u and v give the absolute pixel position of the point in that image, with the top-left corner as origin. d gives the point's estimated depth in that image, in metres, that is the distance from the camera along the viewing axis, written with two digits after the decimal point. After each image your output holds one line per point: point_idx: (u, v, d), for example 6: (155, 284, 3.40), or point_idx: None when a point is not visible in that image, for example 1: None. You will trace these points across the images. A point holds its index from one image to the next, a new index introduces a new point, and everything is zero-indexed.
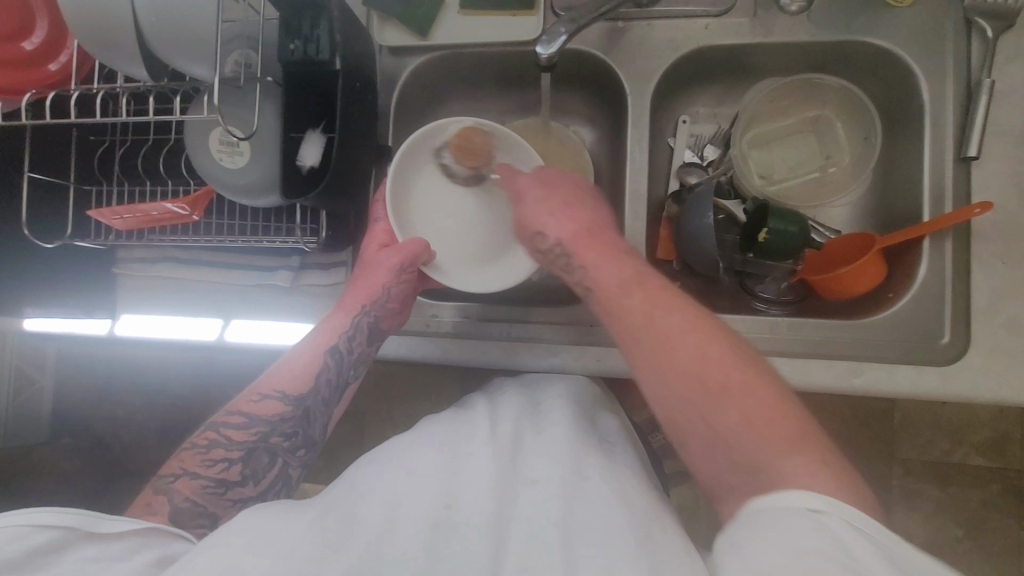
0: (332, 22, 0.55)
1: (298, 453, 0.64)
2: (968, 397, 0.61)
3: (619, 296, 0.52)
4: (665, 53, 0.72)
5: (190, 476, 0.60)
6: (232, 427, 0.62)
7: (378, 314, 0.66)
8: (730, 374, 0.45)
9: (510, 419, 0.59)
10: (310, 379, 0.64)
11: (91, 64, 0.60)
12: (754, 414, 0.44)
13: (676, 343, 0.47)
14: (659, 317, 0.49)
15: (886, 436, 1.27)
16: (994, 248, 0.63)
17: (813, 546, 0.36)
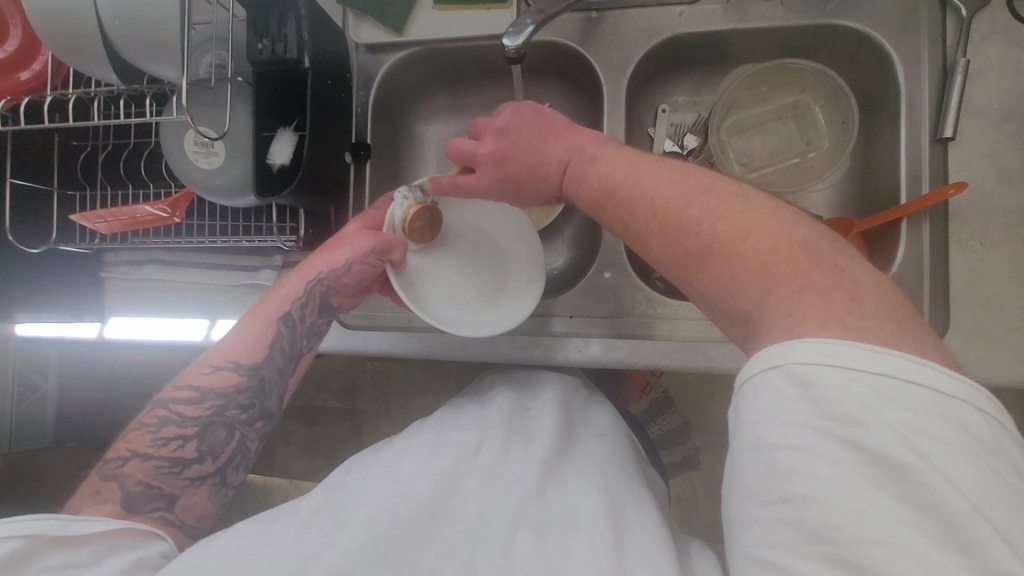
0: (300, 20, 0.56)
1: (255, 425, 0.62)
2: None
3: (609, 185, 0.48)
4: (640, 42, 0.72)
5: (140, 459, 0.56)
6: (183, 402, 0.59)
7: (333, 286, 0.66)
8: (730, 228, 0.39)
9: (496, 425, 0.60)
10: (265, 347, 0.63)
11: (66, 71, 0.62)
12: (760, 248, 0.37)
13: (665, 188, 0.43)
14: (641, 179, 0.45)
15: None
16: (972, 229, 0.63)
17: (812, 431, 0.31)
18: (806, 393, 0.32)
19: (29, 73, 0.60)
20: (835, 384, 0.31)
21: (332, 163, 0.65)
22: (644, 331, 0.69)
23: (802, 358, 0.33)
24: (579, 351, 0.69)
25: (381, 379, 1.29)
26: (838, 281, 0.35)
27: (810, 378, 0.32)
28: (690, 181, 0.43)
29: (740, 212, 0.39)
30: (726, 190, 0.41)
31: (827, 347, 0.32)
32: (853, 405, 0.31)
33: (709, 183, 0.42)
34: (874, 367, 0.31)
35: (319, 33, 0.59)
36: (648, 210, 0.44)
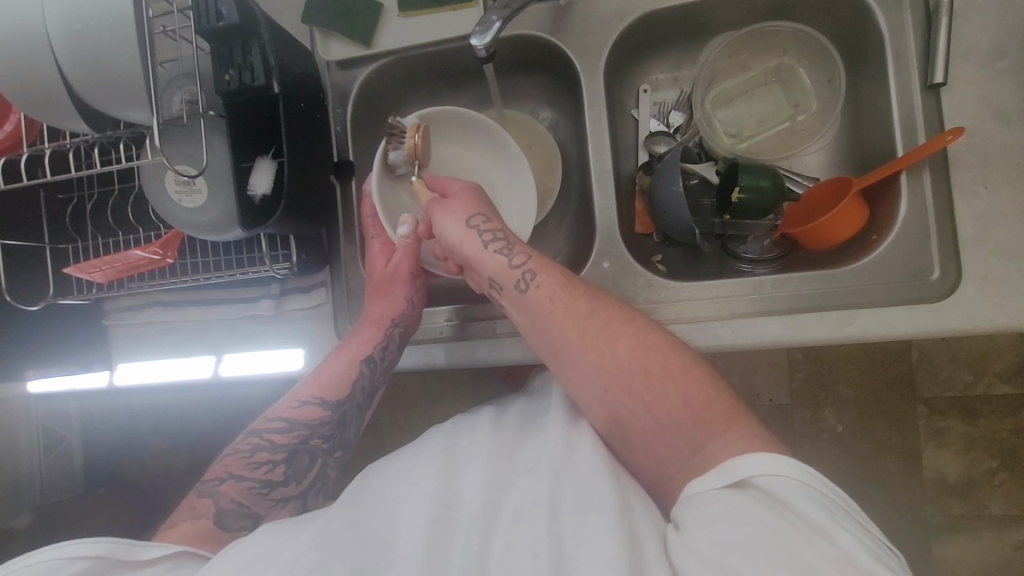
0: (265, 46, 0.54)
1: (336, 453, 0.68)
2: (966, 330, 0.59)
3: (561, 304, 0.56)
4: (612, 24, 0.70)
5: (235, 479, 0.62)
6: (275, 431, 0.65)
7: (406, 323, 0.68)
8: (668, 366, 0.53)
9: (510, 426, 0.57)
10: (347, 387, 0.66)
11: (38, 127, 0.62)
12: (688, 399, 0.52)
13: (619, 350, 0.54)
14: (609, 343, 0.54)
15: (907, 379, 1.25)
16: (974, 173, 0.60)
17: (749, 518, 0.41)
18: (766, 496, 0.43)
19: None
20: (778, 480, 0.44)
21: (315, 184, 0.64)
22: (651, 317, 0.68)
23: (754, 472, 0.45)
24: None
25: (398, 392, 1.29)
26: (729, 415, 0.51)
27: (762, 480, 0.44)
28: (641, 366, 0.53)
29: (678, 389, 0.52)
30: (677, 364, 0.53)
31: (762, 456, 0.46)
32: (792, 493, 0.43)
33: (664, 354, 0.53)
34: (792, 468, 0.45)
35: (284, 56, 0.58)
36: (610, 372, 0.54)
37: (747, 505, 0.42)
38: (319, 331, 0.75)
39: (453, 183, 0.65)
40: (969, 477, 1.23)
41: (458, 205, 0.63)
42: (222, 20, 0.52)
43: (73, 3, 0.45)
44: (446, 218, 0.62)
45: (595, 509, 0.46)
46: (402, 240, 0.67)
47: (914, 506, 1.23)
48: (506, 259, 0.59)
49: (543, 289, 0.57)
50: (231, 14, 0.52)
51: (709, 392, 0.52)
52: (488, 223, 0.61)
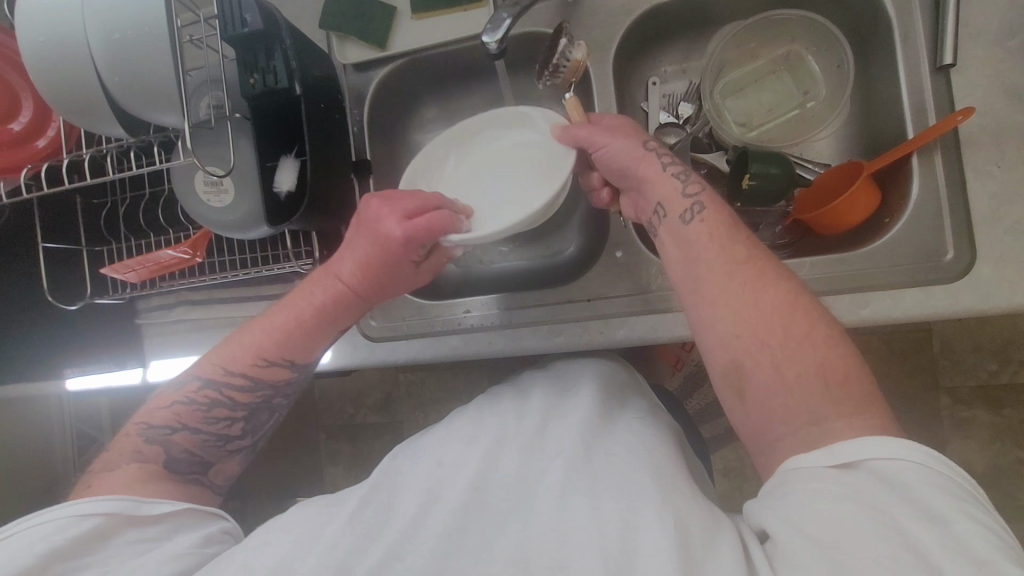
0: (286, 50, 0.57)
1: (293, 405, 0.67)
2: (981, 310, 0.59)
3: (691, 248, 0.55)
4: (619, 18, 0.72)
5: (189, 431, 0.60)
6: (236, 388, 0.61)
7: (387, 300, 0.68)
8: (814, 335, 0.48)
9: (534, 417, 0.59)
10: (319, 351, 0.64)
11: (77, 133, 0.65)
12: (828, 371, 0.47)
13: (771, 300, 0.50)
14: (748, 287, 0.51)
15: (927, 368, 1.24)
16: (987, 153, 0.61)
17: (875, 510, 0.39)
18: (884, 478, 0.41)
19: (45, 140, 0.63)
20: (896, 465, 0.41)
21: (334, 184, 0.67)
22: (665, 305, 0.69)
23: (870, 454, 0.42)
24: (602, 333, 0.69)
25: (416, 388, 1.33)
26: (862, 405, 0.45)
27: (878, 463, 0.42)
28: (790, 335, 0.48)
29: (820, 364, 0.47)
30: (826, 356, 0.47)
31: (880, 439, 0.43)
32: (911, 479, 0.40)
33: (820, 330, 0.48)
34: (912, 452, 0.42)
35: (304, 59, 0.61)
36: (770, 318, 0.49)
37: (864, 488, 0.40)
38: None
39: (608, 120, 0.65)
40: (996, 466, 1.22)
41: (620, 131, 0.62)
42: (246, 26, 0.55)
43: (109, 13, 0.48)
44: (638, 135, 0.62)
45: (630, 495, 0.47)
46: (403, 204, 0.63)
47: None
48: (680, 186, 0.59)
49: (707, 226, 0.56)
50: (255, 20, 0.54)
51: (838, 378, 0.46)
52: (665, 155, 0.61)
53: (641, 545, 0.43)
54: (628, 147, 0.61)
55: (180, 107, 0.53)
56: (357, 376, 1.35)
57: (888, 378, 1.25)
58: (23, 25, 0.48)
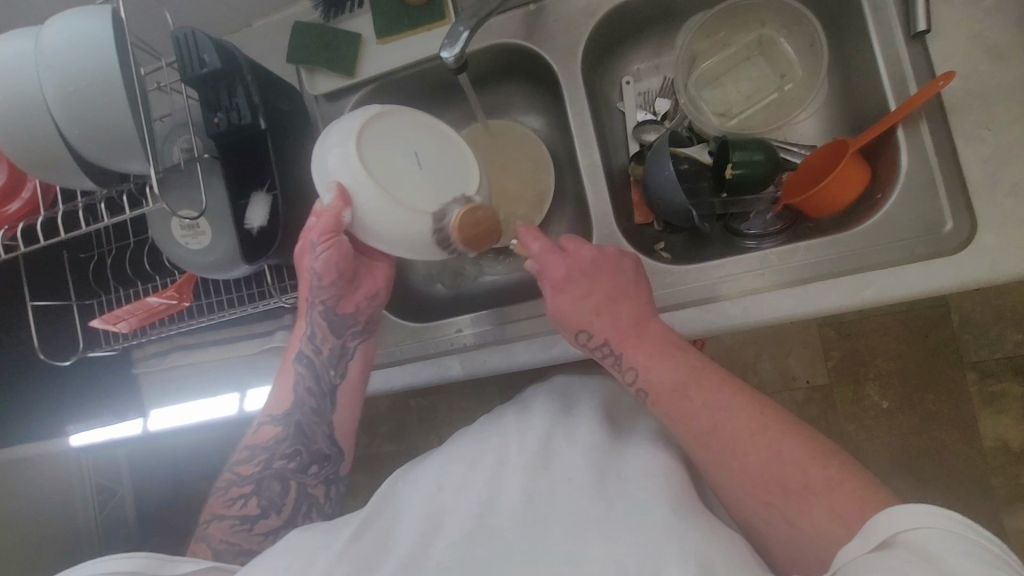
0: (248, 85, 0.57)
1: (310, 470, 0.65)
2: (988, 280, 0.57)
3: (680, 397, 0.53)
4: (583, 21, 0.71)
5: (219, 520, 0.63)
6: (241, 462, 0.65)
7: (325, 302, 0.65)
8: (811, 473, 0.47)
9: (531, 435, 0.57)
10: (290, 394, 0.66)
11: (54, 191, 0.65)
12: (839, 504, 0.45)
13: (751, 464, 0.49)
14: (728, 428, 0.51)
15: (949, 344, 1.20)
16: (975, 117, 0.58)
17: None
18: (912, 548, 0.38)
19: (19, 202, 0.63)
20: (927, 534, 0.39)
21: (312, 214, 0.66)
22: (659, 305, 0.67)
23: (896, 528, 0.40)
24: None
25: (429, 413, 1.31)
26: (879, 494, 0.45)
27: (910, 537, 0.39)
28: (797, 492, 0.47)
29: (826, 499, 0.46)
30: (828, 477, 0.47)
31: (906, 509, 0.41)
32: (941, 548, 0.37)
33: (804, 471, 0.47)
34: (947, 523, 0.39)
35: (268, 95, 0.61)
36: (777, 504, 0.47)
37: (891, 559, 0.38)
38: None
39: (585, 251, 0.60)
40: None
41: (581, 284, 0.58)
42: (205, 66, 0.55)
43: (61, 67, 0.48)
44: (595, 285, 0.59)
45: (639, 519, 0.45)
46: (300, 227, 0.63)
47: (978, 480, 1.16)
48: (620, 374, 0.58)
49: (662, 397, 0.54)
50: (213, 59, 0.54)
51: (845, 494, 0.45)
52: (594, 337, 0.58)
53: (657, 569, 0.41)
54: (570, 321, 0.59)
55: (144, 153, 0.52)
56: (369, 406, 1.34)
57: (911, 359, 1.21)
58: None
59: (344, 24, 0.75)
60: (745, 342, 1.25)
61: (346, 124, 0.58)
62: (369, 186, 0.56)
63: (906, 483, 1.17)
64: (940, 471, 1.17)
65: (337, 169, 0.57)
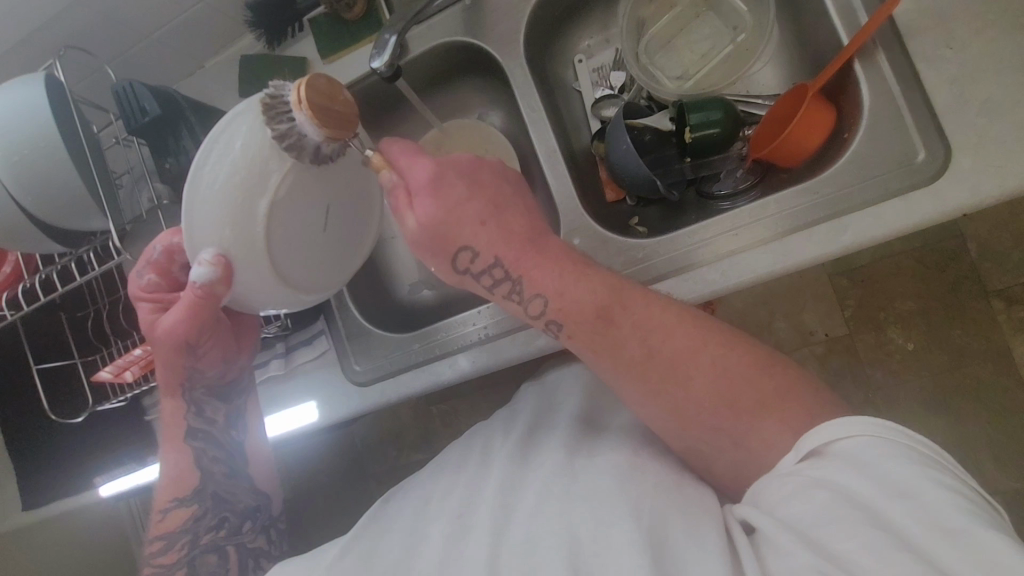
0: (192, 127, 0.58)
1: (245, 527, 0.66)
2: (970, 205, 0.54)
3: (600, 316, 0.50)
4: (521, 7, 0.70)
5: None
6: (160, 552, 0.64)
7: (202, 381, 0.65)
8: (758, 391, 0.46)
9: (508, 440, 0.56)
10: (192, 470, 0.65)
11: (35, 260, 0.69)
12: (791, 419, 0.45)
13: (695, 383, 0.48)
14: (667, 347, 0.49)
15: (969, 275, 1.14)
16: (935, 38, 0.55)
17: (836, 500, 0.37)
18: (847, 459, 0.39)
19: (1, 274, 0.67)
20: (857, 443, 0.40)
21: None
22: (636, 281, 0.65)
23: (833, 439, 0.41)
24: None
25: (450, 418, 1.32)
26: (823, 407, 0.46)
27: (843, 445, 0.40)
28: (756, 408, 0.46)
29: (778, 417, 0.45)
30: (757, 385, 0.47)
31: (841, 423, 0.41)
32: (876, 455, 0.39)
33: (730, 380, 0.47)
34: (870, 427, 0.40)
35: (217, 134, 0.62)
36: (697, 410, 0.48)
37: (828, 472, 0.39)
38: (324, 377, 0.76)
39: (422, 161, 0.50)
40: None
41: (445, 197, 0.50)
42: (147, 114, 0.56)
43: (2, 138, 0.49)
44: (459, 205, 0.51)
45: (609, 496, 0.44)
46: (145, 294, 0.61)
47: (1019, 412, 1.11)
48: (523, 305, 0.53)
49: (577, 325, 0.51)
50: (153, 106, 0.55)
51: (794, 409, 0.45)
52: (479, 258, 0.52)
53: (616, 539, 0.40)
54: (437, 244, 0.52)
55: (98, 208, 0.53)
56: (391, 419, 1.35)
57: (932, 295, 1.16)
58: None
59: (289, 50, 0.75)
60: (756, 303, 1.22)
61: (245, 137, 0.47)
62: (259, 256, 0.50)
63: (941, 425, 1.13)
64: (978, 408, 1.12)
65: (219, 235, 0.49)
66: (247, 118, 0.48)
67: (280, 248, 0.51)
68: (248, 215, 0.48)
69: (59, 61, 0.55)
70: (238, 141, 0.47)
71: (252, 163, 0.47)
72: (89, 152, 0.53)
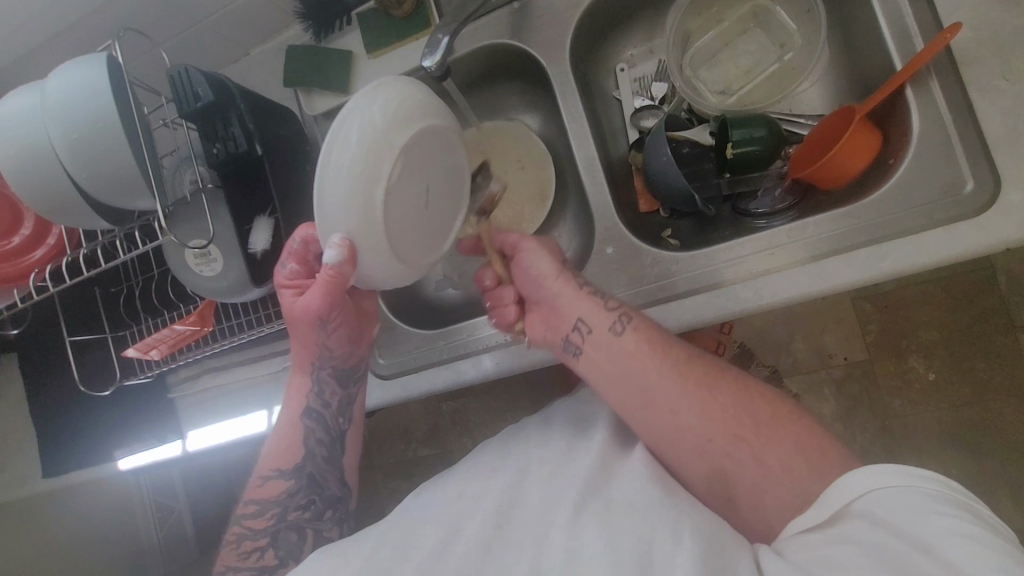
0: (241, 114, 0.59)
1: (326, 515, 0.66)
2: (1016, 238, 0.53)
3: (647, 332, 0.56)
4: (569, 13, 0.70)
5: (233, 570, 0.63)
6: (250, 516, 0.65)
7: (331, 363, 0.66)
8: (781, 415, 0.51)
9: (551, 451, 0.55)
10: (299, 447, 0.66)
11: (77, 235, 0.70)
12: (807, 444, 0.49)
13: (723, 399, 0.52)
14: (703, 374, 0.54)
15: (996, 307, 1.13)
16: (990, 68, 0.55)
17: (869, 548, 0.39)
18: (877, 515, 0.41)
19: (44, 248, 0.67)
20: (884, 495, 0.42)
21: None
22: (666, 294, 0.65)
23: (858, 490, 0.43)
24: None
25: (460, 415, 1.32)
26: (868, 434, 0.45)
27: (868, 499, 0.43)
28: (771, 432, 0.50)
29: (794, 436, 0.50)
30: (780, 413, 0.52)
31: (869, 471, 0.44)
32: (902, 507, 0.41)
33: (749, 409, 0.52)
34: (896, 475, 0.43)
35: (264, 122, 0.62)
36: (716, 421, 0.51)
37: (860, 531, 0.41)
38: None
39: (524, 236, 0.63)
40: None
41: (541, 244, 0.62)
42: (200, 100, 0.57)
43: (64, 115, 0.50)
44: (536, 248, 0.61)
45: (646, 513, 0.44)
46: (288, 277, 0.61)
47: None
48: (601, 300, 0.58)
49: (638, 330, 0.56)
50: (206, 93, 0.56)
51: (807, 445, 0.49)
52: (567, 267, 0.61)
53: (658, 555, 0.40)
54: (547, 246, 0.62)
55: (148, 188, 0.54)
56: (402, 412, 1.36)
57: (956, 326, 1.14)
58: None
59: (336, 43, 0.76)
60: (777, 321, 1.21)
61: (362, 130, 0.48)
62: (378, 244, 0.52)
63: (960, 458, 1.11)
64: (997, 442, 1.11)
65: (340, 221, 0.50)
66: (362, 113, 0.48)
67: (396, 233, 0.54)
68: (368, 202, 0.49)
69: (118, 40, 0.56)
70: (356, 137, 0.48)
71: (371, 151, 0.48)
72: (143, 133, 0.54)
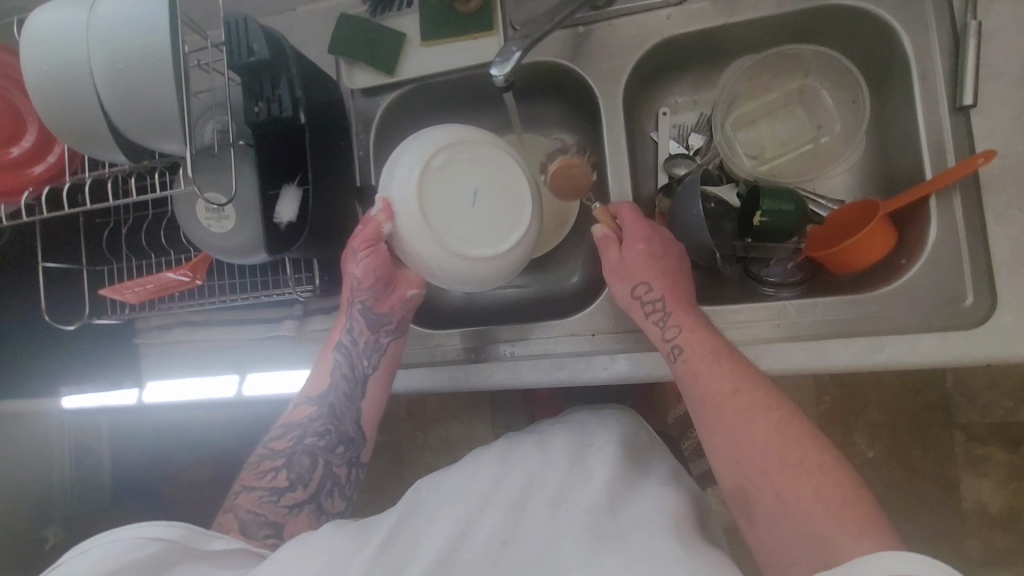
0: (292, 78, 0.56)
1: (338, 450, 0.67)
2: (1004, 357, 0.56)
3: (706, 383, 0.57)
4: (631, 50, 0.71)
5: (248, 491, 0.63)
6: (276, 438, 0.66)
7: (362, 300, 0.65)
8: (816, 482, 0.49)
9: (560, 449, 0.59)
10: (327, 377, 0.67)
11: (79, 158, 0.65)
12: (834, 507, 0.47)
13: (761, 463, 0.51)
14: (749, 433, 0.53)
15: (940, 403, 1.20)
16: (1009, 197, 0.59)
17: None
18: None
19: (44, 165, 0.62)
20: None
21: (338, 212, 0.67)
22: None
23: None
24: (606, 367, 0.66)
25: (416, 410, 1.30)
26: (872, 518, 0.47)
27: None
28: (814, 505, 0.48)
29: (823, 501, 0.48)
30: (828, 482, 0.49)
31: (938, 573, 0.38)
32: None
33: (800, 471, 0.50)
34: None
35: (311, 89, 0.60)
36: (757, 475, 0.51)
37: None
38: None
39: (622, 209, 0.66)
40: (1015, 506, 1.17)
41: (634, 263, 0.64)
42: (253, 55, 0.54)
43: (114, 42, 0.47)
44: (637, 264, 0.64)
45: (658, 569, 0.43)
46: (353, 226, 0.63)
47: (950, 537, 1.18)
48: (661, 331, 0.61)
49: (689, 370, 0.58)
50: (262, 49, 0.54)
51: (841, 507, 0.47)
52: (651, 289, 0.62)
53: None
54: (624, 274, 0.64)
55: (182, 135, 0.51)
56: None
57: (901, 413, 1.21)
58: (32, 58, 0.48)
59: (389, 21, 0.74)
60: None
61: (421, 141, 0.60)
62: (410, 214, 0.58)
63: None
64: (915, 525, 1.18)
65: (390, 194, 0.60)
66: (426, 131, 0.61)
67: (439, 217, 0.59)
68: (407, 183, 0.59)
69: None
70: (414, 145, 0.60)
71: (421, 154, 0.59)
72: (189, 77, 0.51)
